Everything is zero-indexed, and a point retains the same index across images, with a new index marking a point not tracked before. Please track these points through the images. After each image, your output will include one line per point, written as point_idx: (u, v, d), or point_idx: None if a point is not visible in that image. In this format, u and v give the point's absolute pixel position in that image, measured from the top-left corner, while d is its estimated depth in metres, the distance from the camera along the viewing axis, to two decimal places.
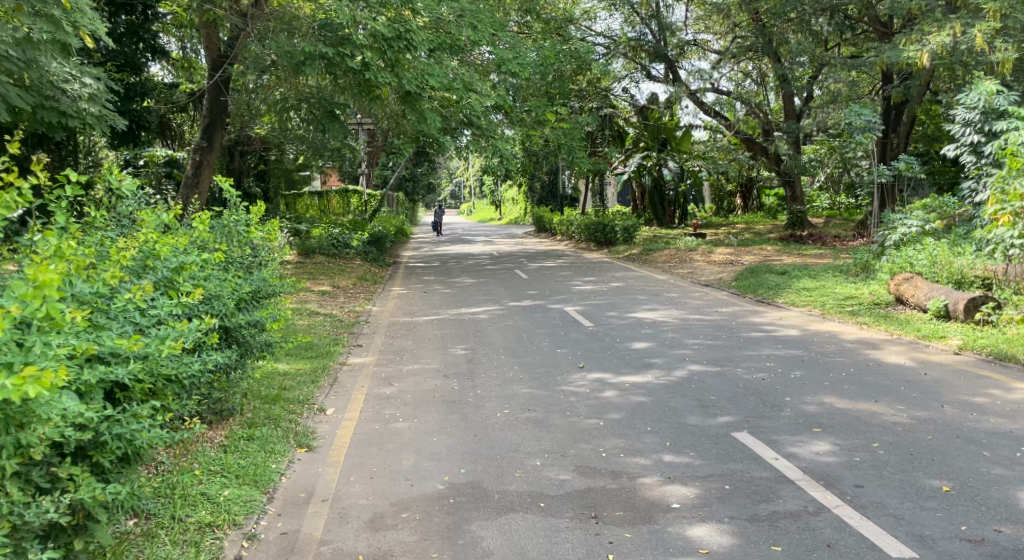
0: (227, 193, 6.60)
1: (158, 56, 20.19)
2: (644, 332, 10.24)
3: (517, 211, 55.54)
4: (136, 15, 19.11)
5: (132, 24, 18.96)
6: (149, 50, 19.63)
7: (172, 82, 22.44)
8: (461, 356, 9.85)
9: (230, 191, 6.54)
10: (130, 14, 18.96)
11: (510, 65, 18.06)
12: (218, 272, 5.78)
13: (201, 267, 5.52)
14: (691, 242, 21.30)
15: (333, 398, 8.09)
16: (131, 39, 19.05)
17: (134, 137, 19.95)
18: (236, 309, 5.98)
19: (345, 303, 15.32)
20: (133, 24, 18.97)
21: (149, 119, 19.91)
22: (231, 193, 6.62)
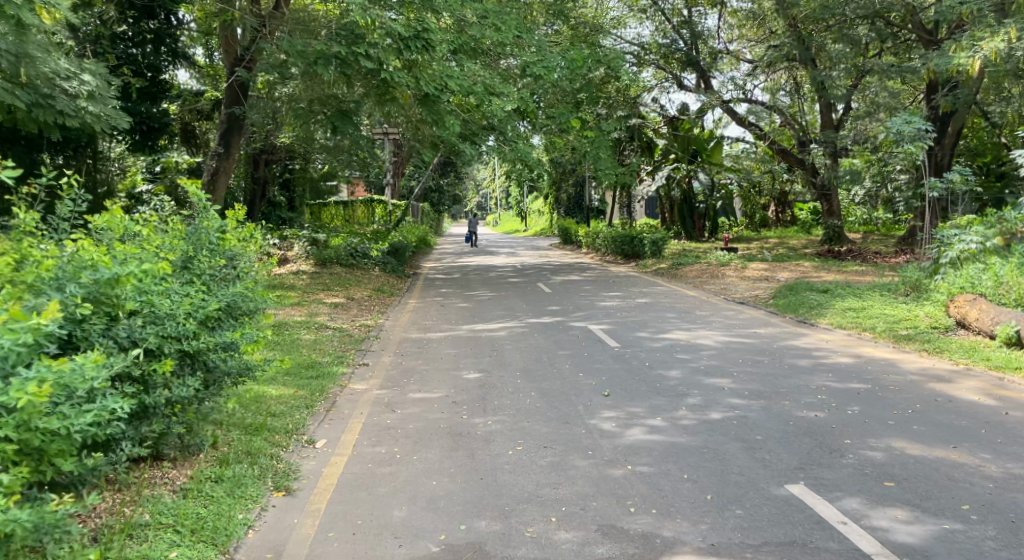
0: (192, 194, 5.73)
1: (179, 62, 19.41)
2: (676, 358, 9.23)
3: (543, 221, 54.62)
4: (159, 21, 18.20)
5: (157, 30, 18.18)
6: (173, 56, 18.93)
7: (198, 89, 21.63)
8: (473, 380, 8.92)
9: (198, 193, 5.68)
10: (153, 20, 18.06)
11: (534, 69, 17.10)
12: (176, 287, 4.92)
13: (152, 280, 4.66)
14: (724, 257, 20.22)
15: (326, 426, 7.25)
16: (153, 43, 18.39)
17: (151, 141, 19.25)
18: (201, 329, 5.14)
19: (357, 316, 14.47)
20: (158, 30, 18.20)
21: (166, 122, 18.99)
22: (201, 195, 5.77)
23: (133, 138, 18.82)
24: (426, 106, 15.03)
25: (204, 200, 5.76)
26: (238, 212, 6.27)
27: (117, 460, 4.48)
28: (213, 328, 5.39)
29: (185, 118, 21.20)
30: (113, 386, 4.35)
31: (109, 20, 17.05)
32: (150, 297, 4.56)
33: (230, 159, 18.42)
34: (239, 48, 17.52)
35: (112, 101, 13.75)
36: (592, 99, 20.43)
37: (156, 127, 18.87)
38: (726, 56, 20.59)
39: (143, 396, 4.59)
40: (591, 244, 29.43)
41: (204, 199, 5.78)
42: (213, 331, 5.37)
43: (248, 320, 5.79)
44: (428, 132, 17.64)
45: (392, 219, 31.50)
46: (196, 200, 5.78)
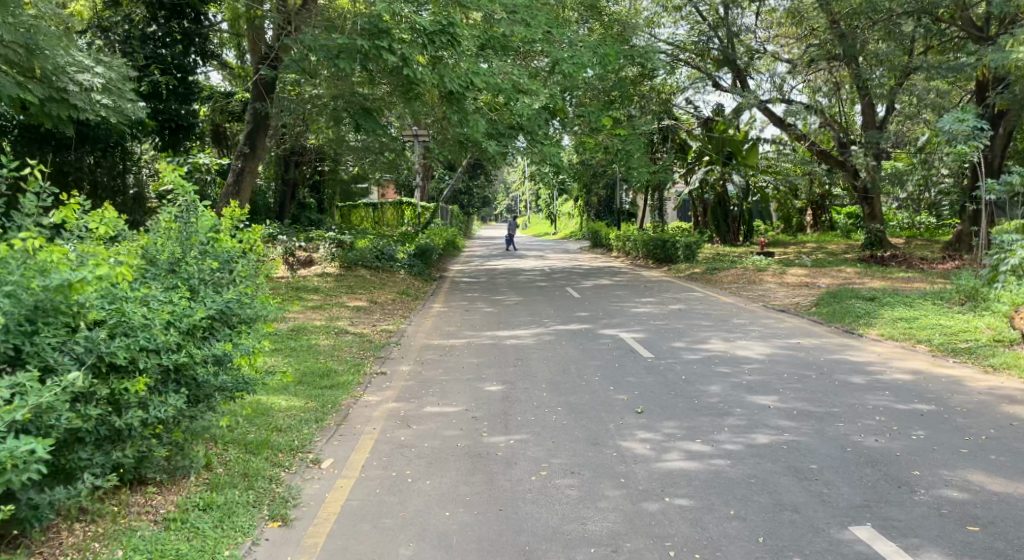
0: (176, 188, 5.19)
1: (208, 61, 19.12)
2: (714, 371, 8.56)
3: (573, 225, 53.93)
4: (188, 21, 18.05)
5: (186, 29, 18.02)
6: (201, 55, 18.64)
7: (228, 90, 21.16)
8: (494, 393, 8.31)
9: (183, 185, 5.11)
10: (183, 20, 17.94)
11: (565, 67, 16.12)
12: (152, 293, 4.34)
13: (120, 289, 4.07)
14: (761, 262, 19.42)
15: (335, 443, 6.69)
16: (181, 43, 17.99)
17: (178, 142, 18.84)
18: (185, 341, 4.57)
19: (378, 321, 13.92)
20: (185, 30, 17.92)
21: (193, 122, 18.69)
22: (187, 191, 5.25)
23: (161, 137, 18.56)
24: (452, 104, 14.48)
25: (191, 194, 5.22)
26: (236, 210, 5.70)
27: (76, 489, 3.92)
28: (200, 339, 4.85)
29: (216, 119, 20.90)
30: (70, 409, 3.79)
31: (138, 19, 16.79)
32: (118, 306, 4.02)
33: (257, 159, 18.10)
34: (265, 45, 17.17)
35: (130, 96, 13.45)
36: (626, 99, 19.76)
37: (183, 126, 18.62)
38: (763, 55, 19.78)
39: (112, 418, 4.03)
40: (622, 248, 28.71)
41: (190, 194, 5.25)
42: (201, 342, 4.84)
43: (246, 330, 5.26)
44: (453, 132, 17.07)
45: (420, 222, 31.00)
46: (180, 196, 5.24)
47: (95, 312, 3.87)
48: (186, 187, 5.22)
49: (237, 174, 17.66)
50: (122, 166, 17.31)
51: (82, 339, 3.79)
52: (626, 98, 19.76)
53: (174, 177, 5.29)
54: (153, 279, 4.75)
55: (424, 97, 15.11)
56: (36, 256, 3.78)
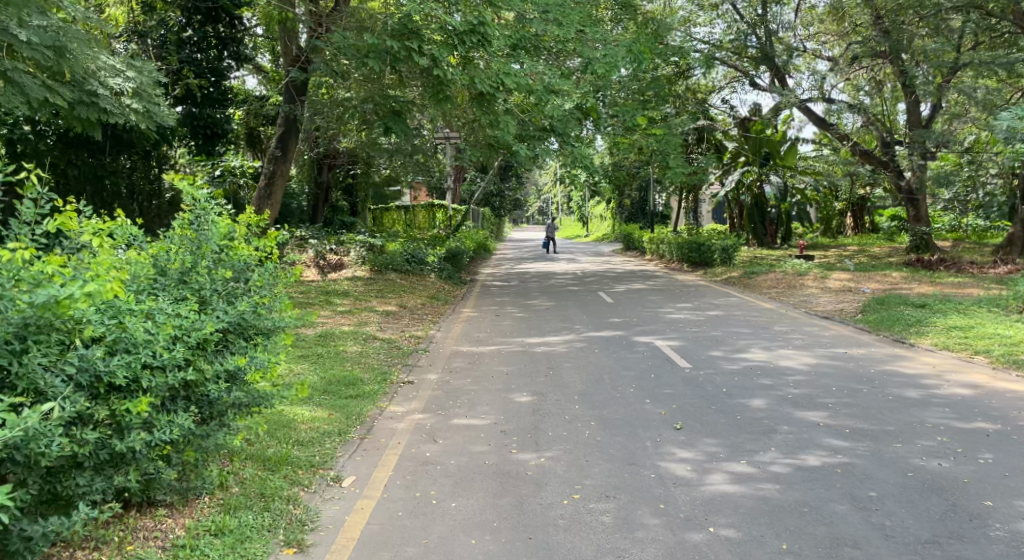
0: (187, 194, 4.94)
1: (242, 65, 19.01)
2: (758, 384, 8.15)
3: (605, 227, 53.36)
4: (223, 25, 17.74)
5: (222, 34, 17.74)
6: (235, 60, 18.38)
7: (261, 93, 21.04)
8: (525, 405, 7.97)
9: (194, 191, 4.84)
10: (217, 24, 17.68)
11: (597, 66, 15.58)
12: (155, 306, 4.05)
13: (117, 305, 3.78)
14: (801, 266, 18.86)
15: (357, 458, 6.39)
16: (216, 48, 17.79)
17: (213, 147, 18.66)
18: (192, 356, 4.29)
19: (408, 326, 13.64)
20: (220, 34, 17.70)
21: (228, 127, 18.73)
22: (199, 197, 4.99)
23: (195, 142, 18.29)
24: (481, 105, 14.15)
25: (202, 199, 4.95)
26: (252, 215, 5.41)
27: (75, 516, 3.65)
28: (212, 353, 4.58)
29: (249, 123, 20.82)
30: (64, 434, 3.52)
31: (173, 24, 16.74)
32: (119, 322, 3.75)
33: (287, 162, 17.99)
34: (296, 48, 16.97)
35: (160, 101, 13.36)
36: (662, 98, 19.26)
37: (218, 134, 18.44)
38: (803, 53, 19.17)
39: (113, 441, 3.75)
40: (656, 251, 28.23)
41: (201, 199, 4.99)
42: (214, 356, 4.58)
43: (262, 342, 4.99)
44: (483, 134, 16.72)
45: (451, 225, 30.71)
46: (190, 202, 4.99)
47: (92, 327, 3.61)
48: (197, 192, 4.96)
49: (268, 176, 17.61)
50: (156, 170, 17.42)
51: (75, 359, 3.51)
52: (662, 98, 19.28)
53: (184, 182, 5.04)
54: (161, 291, 4.49)
55: (455, 98, 14.77)
56: (27, 267, 3.53)
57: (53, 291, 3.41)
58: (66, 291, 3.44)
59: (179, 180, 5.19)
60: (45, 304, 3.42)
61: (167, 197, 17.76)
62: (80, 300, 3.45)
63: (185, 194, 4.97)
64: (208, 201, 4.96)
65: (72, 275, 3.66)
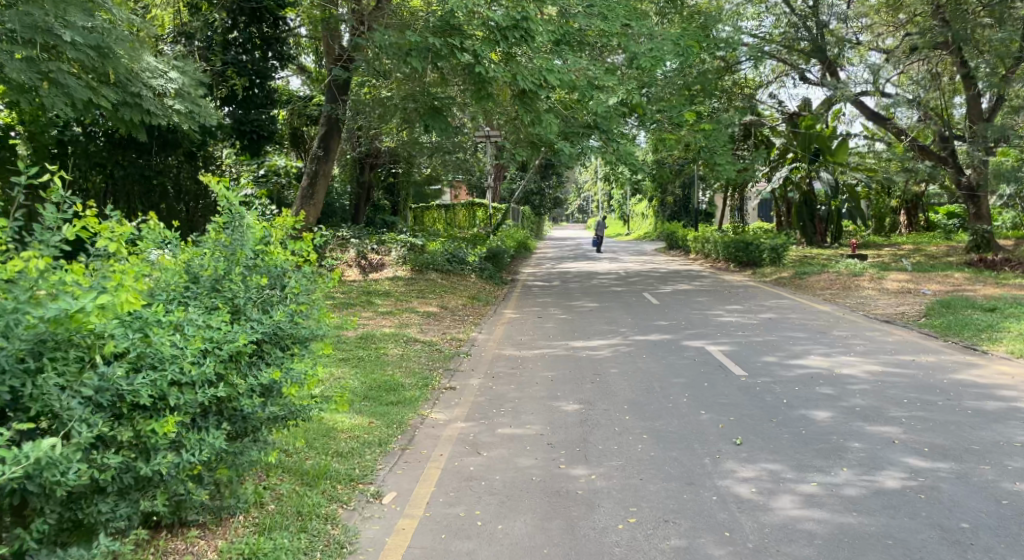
0: (219, 195, 4.67)
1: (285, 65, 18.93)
2: (819, 394, 7.74)
3: (647, 225, 52.68)
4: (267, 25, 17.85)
5: (265, 35, 17.80)
6: (279, 61, 18.40)
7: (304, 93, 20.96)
8: (572, 414, 7.63)
9: (226, 193, 4.58)
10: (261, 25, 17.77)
11: (643, 60, 15.12)
12: (182, 320, 3.77)
13: (138, 319, 3.52)
14: (856, 267, 18.23)
15: (397, 472, 6.12)
16: (260, 49, 17.84)
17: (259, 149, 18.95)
18: (222, 371, 4.01)
19: (449, 328, 13.35)
20: (264, 35, 17.73)
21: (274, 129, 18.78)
22: (232, 199, 4.71)
23: (241, 144, 18.57)
24: (523, 102, 13.78)
25: (236, 201, 4.68)
26: (287, 218, 5.12)
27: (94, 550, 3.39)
28: (246, 366, 4.32)
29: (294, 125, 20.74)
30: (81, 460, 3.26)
31: (218, 25, 16.70)
32: (143, 335, 3.49)
33: (330, 162, 17.92)
34: (338, 47, 16.81)
35: (204, 101, 13.31)
36: (709, 93, 18.75)
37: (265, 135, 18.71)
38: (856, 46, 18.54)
39: (138, 464, 3.49)
40: (702, 250, 27.66)
41: (234, 201, 4.73)
42: (248, 368, 4.32)
43: (298, 351, 4.72)
44: (525, 133, 16.34)
45: (492, 224, 30.41)
46: (224, 204, 4.73)
47: (113, 341, 3.35)
48: (230, 194, 4.70)
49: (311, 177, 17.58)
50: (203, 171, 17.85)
51: (94, 377, 3.25)
52: (710, 93, 18.78)
53: (217, 184, 4.78)
54: (192, 301, 4.23)
55: (497, 95, 14.45)
56: (40, 279, 3.27)
57: (62, 304, 3.14)
58: (77, 304, 3.17)
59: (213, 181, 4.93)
60: (55, 318, 3.15)
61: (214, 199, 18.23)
62: (94, 313, 3.18)
63: (217, 196, 4.70)
64: (241, 204, 4.69)
65: (89, 285, 3.39)
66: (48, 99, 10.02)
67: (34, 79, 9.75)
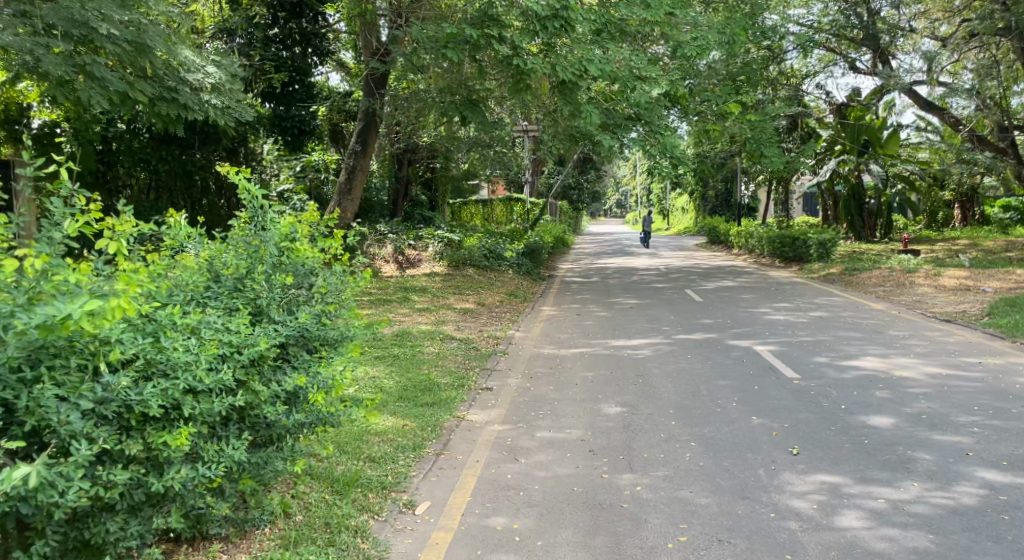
0: (242, 191, 4.38)
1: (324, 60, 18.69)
2: (878, 399, 7.48)
3: (688, 219, 51.89)
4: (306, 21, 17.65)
5: (304, 30, 17.52)
6: (318, 56, 18.30)
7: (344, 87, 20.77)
8: (614, 418, 7.36)
9: (246, 186, 4.29)
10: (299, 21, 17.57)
11: (687, 50, 14.65)
12: (194, 323, 3.49)
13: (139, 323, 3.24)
14: (910, 263, 17.65)
15: (431, 479, 5.84)
16: (300, 45, 17.64)
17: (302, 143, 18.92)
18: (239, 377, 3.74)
19: (486, 325, 13.06)
20: (304, 30, 17.52)
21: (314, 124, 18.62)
22: (254, 193, 4.43)
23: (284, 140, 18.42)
24: (563, 94, 13.40)
25: (259, 196, 4.40)
26: (312, 211, 4.81)
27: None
28: (269, 371, 4.06)
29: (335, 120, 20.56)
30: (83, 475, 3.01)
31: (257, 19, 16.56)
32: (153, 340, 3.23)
33: (368, 157, 17.88)
34: (376, 42, 16.62)
35: (242, 96, 13.15)
36: (754, 83, 18.22)
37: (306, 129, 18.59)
38: (908, 34, 17.89)
39: (149, 479, 3.23)
40: (745, 245, 27.08)
41: (258, 196, 4.45)
42: (273, 373, 4.06)
43: (327, 354, 4.46)
44: (565, 126, 15.96)
45: (530, 219, 30.07)
46: (246, 198, 4.45)
47: (118, 349, 3.09)
48: (254, 188, 4.41)
49: (348, 171, 17.74)
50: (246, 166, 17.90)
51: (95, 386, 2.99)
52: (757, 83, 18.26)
53: (239, 177, 4.50)
54: (213, 301, 3.97)
55: (536, 87, 14.10)
56: (39, 281, 3.02)
57: (50, 310, 2.84)
58: (64, 311, 2.86)
59: (238, 173, 4.66)
60: (44, 324, 2.86)
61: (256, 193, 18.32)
62: (85, 319, 2.88)
63: (241, 190, 4.42)
64: (264, 199, 4.41)
65: (87, 287, 3.11)
66: (83, 93, 9.82)
67: (68, 71, 9.56)
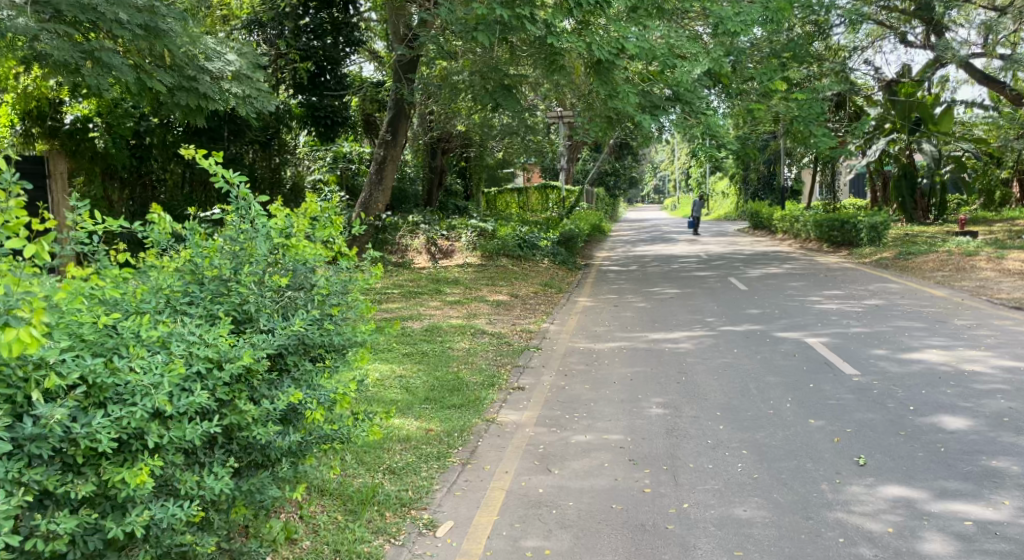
0: (222, 182, 3.92)
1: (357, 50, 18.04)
2: (949, 400, 6.90)
3: (728, 204, 50.84)
4: (338, 10, 17.16)
5: (336, 19, 17.04)
6: (351, 46, 17.67)
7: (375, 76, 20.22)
8: (658, 420, 6.80)
9: (225, 176, 3.83)
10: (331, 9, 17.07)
11: (729, 26, 13.85)
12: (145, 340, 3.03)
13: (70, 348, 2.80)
14: (970, 245, 16.76)
15: (456, 493, 5.33)
16: (331, 34, 17.04)
17: (334, 136, 18.08)
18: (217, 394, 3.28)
19: (519, 318, 12.49)
20: (336, 20, 17.08)
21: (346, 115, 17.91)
22: (237, 184, 3.96)
23: (316, 131, 17.86)
24: (599, 75, 12.78)
25: (242, 187, 3.94)
26: (310, 202, 4.30)
27: None
28: (262, 387, 3.59)
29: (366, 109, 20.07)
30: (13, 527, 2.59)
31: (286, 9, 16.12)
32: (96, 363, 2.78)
33: (400, 146, 17.40)
34: (405, 28, 16.02)
35: (265, 86, 12.73)
36: (800, 60, 17.37)
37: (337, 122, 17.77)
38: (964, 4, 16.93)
39: (107, 524, 2.80)
40: (789, 229, 26.20)
41: (241, 187, 3.97)
42: (269, 386, 3.61)
43: (329, 364, 4.01)
44: (601, 109, 15.31)
45: (566, 206, 29.36)
46: (229, 190, 3.99)
47: (53, 375, 2.68)
48: (234, 178, 3.94)
49: (378, 162, 17.33)
50: (279, 159, 17.65)
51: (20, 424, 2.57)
52: (804, 59, 17.38)
53: (218, 165, 4.03)
54: (190, 309, 3.51)
55: (570, 68, 13.47)
56: None
57: None
58: None
59: (217, 161, 4.19)
60: None
61: (289, 184, 18.08)
62: None
63: (219, 181, 3.95)
64: (248, 190, 3.94)
65: (7, 299, 2.67)
66: (91, 80, 9.42)
67: (76, 58, 9.16)
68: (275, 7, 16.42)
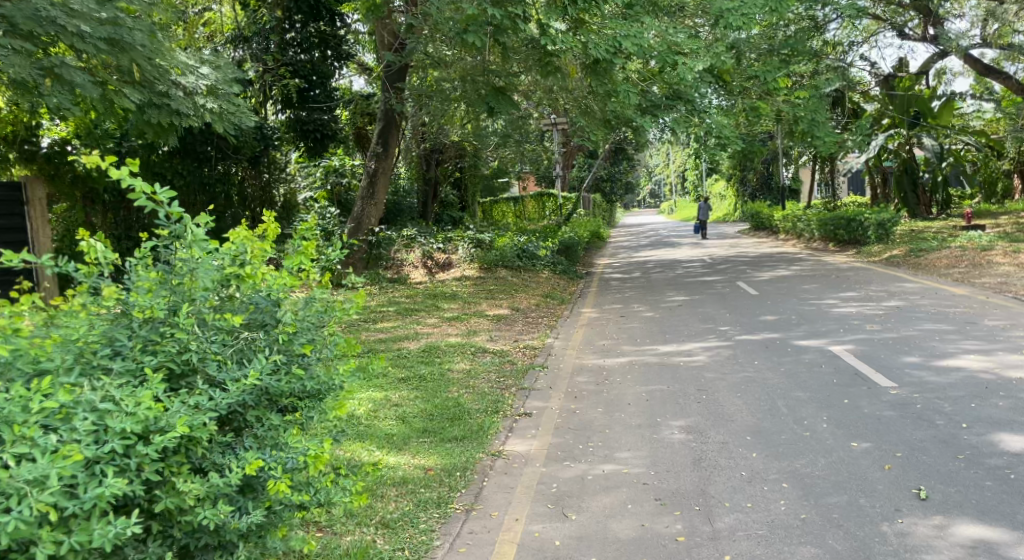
0: (143, 201, 3.28)
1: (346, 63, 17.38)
2: (1001, 414, 6.22)
3: (726, 205, 50.39)
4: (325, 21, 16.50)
5: (323, 32, 16.40)
6: (340, 61, 17.05)
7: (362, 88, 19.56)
8: (683, 448, 6.09)
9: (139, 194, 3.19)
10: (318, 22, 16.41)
11: (730, 19, 13.13)
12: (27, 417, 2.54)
13: None
14: (984, 239, 16.11)
15: (460, 550, 4.62)
16: (319, 48, 16.48)
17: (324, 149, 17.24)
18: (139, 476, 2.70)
19: (521, 334, 11.77)
20: (323, 33, 16.34)
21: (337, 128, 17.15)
22: (162, 202, 3.34)
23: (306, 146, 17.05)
24: (596, 76, 12.10)
25: (172, 207, 3.31)
26: (271, 225, 3.60)
27: None
28: (212, 455, 2.97)
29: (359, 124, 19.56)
30: None
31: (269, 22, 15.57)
32: None
33: (390, 157, 16.81)
34: (391, 36, 15.33)
35: (243, 101, 12.08)
36: (803, 53, 16.67)
37: (328, 134, 17.01)
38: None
39: None
40: (791, 229, 25.57)
41: (170, 207, 3.34)
42: (222, 451, 3.03)
43: (299, 416, 3.37)
44: (598, 112, 14.62)
45: (563, 214, 28.66)
46: (155, 211, 3.35)
47: None
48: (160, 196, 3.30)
49: (369, 174, 16.72)
50: (268, 176, 17.03)
51: None
52: (806, 54, 16.68)
53: (140, 182, 3.38)
54: (111, 364, 2.88)
55: (565, 70, 12.83)
56: None
57: None
58: None
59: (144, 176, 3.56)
60: None
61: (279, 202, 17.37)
62: None
63: (142, 199, 3.31)
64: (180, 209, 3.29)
65: None
66: (52, 100, 8.60)
67: (35, 75, 8.30)
68: (257, 20, 15.92)
